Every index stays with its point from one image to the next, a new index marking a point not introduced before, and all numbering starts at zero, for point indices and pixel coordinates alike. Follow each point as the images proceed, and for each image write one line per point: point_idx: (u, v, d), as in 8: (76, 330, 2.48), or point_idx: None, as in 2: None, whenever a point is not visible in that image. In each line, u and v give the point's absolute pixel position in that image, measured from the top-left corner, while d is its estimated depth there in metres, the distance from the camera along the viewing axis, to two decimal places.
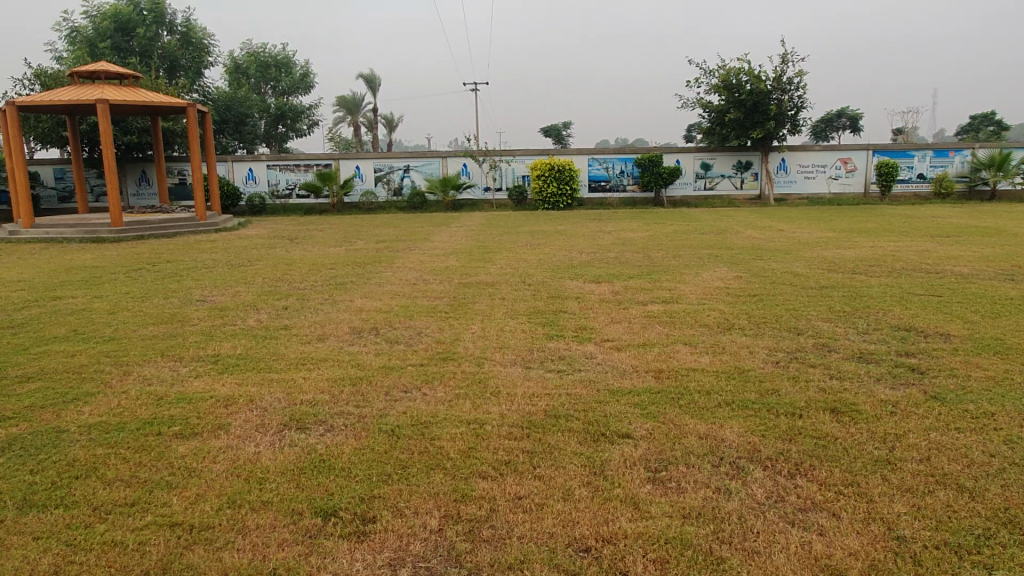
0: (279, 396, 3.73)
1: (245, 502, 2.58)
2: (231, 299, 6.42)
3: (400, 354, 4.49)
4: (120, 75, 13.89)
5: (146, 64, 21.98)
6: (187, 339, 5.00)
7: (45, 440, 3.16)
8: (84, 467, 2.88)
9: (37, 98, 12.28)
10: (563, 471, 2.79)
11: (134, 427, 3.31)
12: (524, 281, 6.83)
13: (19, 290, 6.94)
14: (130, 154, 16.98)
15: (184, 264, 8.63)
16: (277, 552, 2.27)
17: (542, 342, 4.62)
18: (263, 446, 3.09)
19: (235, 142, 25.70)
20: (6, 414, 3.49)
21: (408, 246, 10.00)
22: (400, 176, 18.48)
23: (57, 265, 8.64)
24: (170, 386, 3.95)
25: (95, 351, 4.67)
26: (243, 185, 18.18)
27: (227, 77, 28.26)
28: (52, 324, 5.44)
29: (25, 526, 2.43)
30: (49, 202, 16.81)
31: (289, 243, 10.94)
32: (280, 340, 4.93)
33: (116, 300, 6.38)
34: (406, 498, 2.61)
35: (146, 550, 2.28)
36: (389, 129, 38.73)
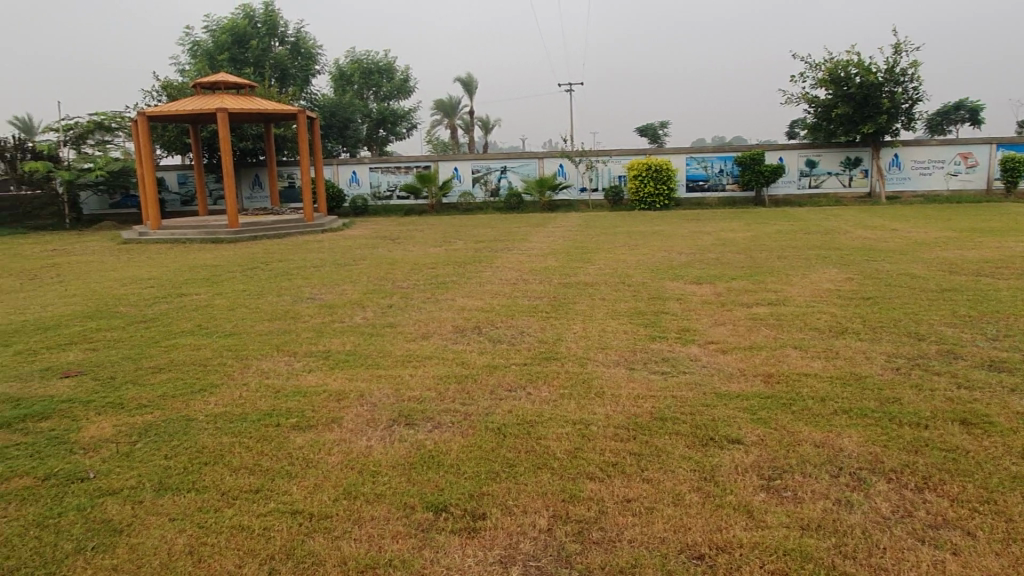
0: (387, 392, 3.85)
1: (359, 494, 2.67)
2: (339, 297, 6.67)
3: (502, 353, 4.53)
4: (236, 85, 14.70)
5: (260, 74, 23.17)
6: (301, 335, 5.23)
7: (176, 427, 3.38)
8: (211, 454, 3.06)
9: (165, 108, 13.17)
10: (673, 476, 2.74)
11: (255, 417, 3.50)
12: (624, 281, 6.76)
13: (148, 287, 7.44)
14: (245, 159, 17.93)
15: (294, 264, 9.03)
16: (391, 544, 2.33)
17: (645, 343, 4.56)
18: (374, 440, 3.20)
19: (340, 146, 26.71)
20: (143, 402, 3.76)
21: (505, 246, 10.10)
22: (497, 177, 18.67)
23: (181, 264, 9.24)
24: (286, 379, 4.15)
25: (218, 345, 4.95)
26: (347, 187, 18.84)
27: (333, 84, 29.47)
28: (178, 320, 5.80)
29: (162, 507, 2.60)
30: (173, 206, 18.00)
31: (391, 243, 11.25)
32: (387, 337, 5.08)
33: (235, 297, 6.76)
34: (514, 496, 2.63)
35: (269, 535, 2.40)
36: (485, 132, 39.35)
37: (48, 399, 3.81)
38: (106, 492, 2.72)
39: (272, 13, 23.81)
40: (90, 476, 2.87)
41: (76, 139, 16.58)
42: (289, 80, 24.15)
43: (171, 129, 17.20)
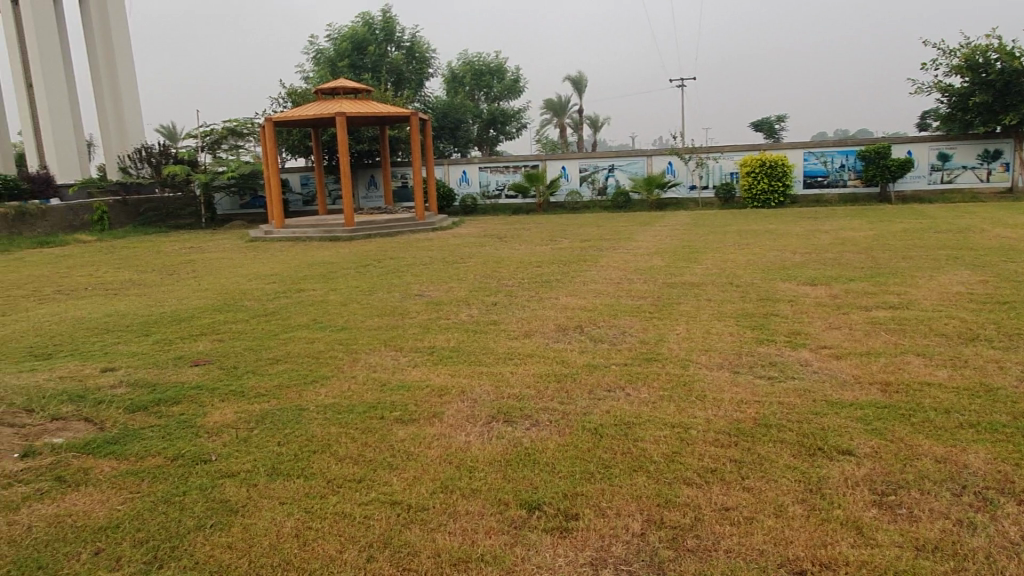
0: (488, 389, 3.91)
1: (456, 488, 2.74)
2: (445, 294, 6.83)
3: (603, 353, 4.50)
4: (354, 90, 15.35)
5: (377, 78, 24.08)
6: (408, 330, 5.40)
7: (289, 416, 3.58)
8: (320, 443, 3.22)
9: (289, 114, 13.93)
10: (776, 485, 2.63)
11: (362, 410, 3.65)
12: (732, 282, 6.54)
13: (270, 283, 7.90)
14: (362, 161, 18.70)
15: (405, 261, 9.32)
16: (484, 540, 2.37)
17: (752, 346, 4.40)
18: (473, 436, 3.26)
19: (451, 147, 27.32)
20: (262, 391, 4.01)
21: (611, 245, 10.02)
22: (604, 175, 18.50)
23: (302, 261, 9.75)
24: (393, 373, 4.30)
25: (331, 339, 5.19)
26: (457, 187, 19.24)
27: (445, 86, 30.18)
28: (296, 314, 6.13)
29: (273, 491, 2.76)
30: (296, 206, 19.01)
31: (497, 241, 11.40)
32: (490, 334, 5.16)
33: (348, 293, 7.06)
34: (608, 498, 2.61)
35: (369, 523, 2.49)
36: (594, 130, 39.15)
37: (180, 385, 4.13)
38: (225, 475, 2.92)
39: (390, 19, 24.75)
40: (212, 458, 3.08)
41: (212, 144, 17.85)
42: (404, 84, 24.92)
43: (295, 133, 18.19)
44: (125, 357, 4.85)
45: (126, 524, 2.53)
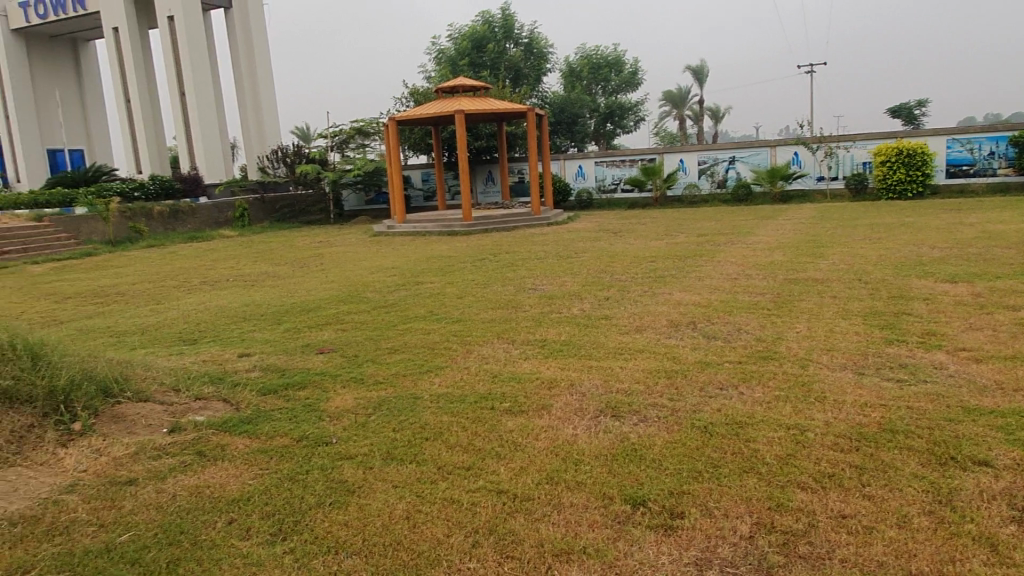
0: (596, 382, 3.91)
1: (561, 480, 2.76)
2: (558, 288, 6.87)
3: (716, 350, 4.38)
4: (473, 87, 15.64)
5: (496, 75, 24.44)
6: (520, 323, 5.48)
7: (405, 404, 3.74)
8: (432, 431, 3.34)
9: (412, 112, 14.41)
10: (900, 495, 2.48)
11: (472, 400, 3.75)
12: (861, 278, 6.18)
13: (392, 275, 8.23)
14: (480, 157, 19.06)
15: (519, 256, 9.44)
16: (587, 533, 2.38)
17: (879, 346, 4.14)
18: (580, 429, 3.27)
19: (568, 142, 27.33)
20: (380, 379, 4.20)
21: (729, 240, 9.70)
22: (725, 167, 17.89)
23: (421, 255, 10.07)
24: (504, 365, 4.38)
25: (446, 330, 5.35)
26: (573, 181, 19.22)
27: (563, 80, 30.20)
28: (413, 305, 6.37)
29: (387, 474, 2.89)
30: (417, 201, 19.65)
31: (612, 236, 11.31)
32: (601, 329, 5.15)
33: (464, 287, 7.24)
34: (716, 498, 2.54)
35: (476, 510, 2.56)
36: (715, 120, 37.98)
37: (306, 371, 4.40)
38: (344, 457, 3.08)
39: (509, 16, 25.06)
40: (333, 441, 3.27)
41: (340, 144, 18.78)
42: (523, 80, 25.10)
43: (417, 131, 18.80)
44: (258, 343, 5.22)
45: (256, 498, 2.73)
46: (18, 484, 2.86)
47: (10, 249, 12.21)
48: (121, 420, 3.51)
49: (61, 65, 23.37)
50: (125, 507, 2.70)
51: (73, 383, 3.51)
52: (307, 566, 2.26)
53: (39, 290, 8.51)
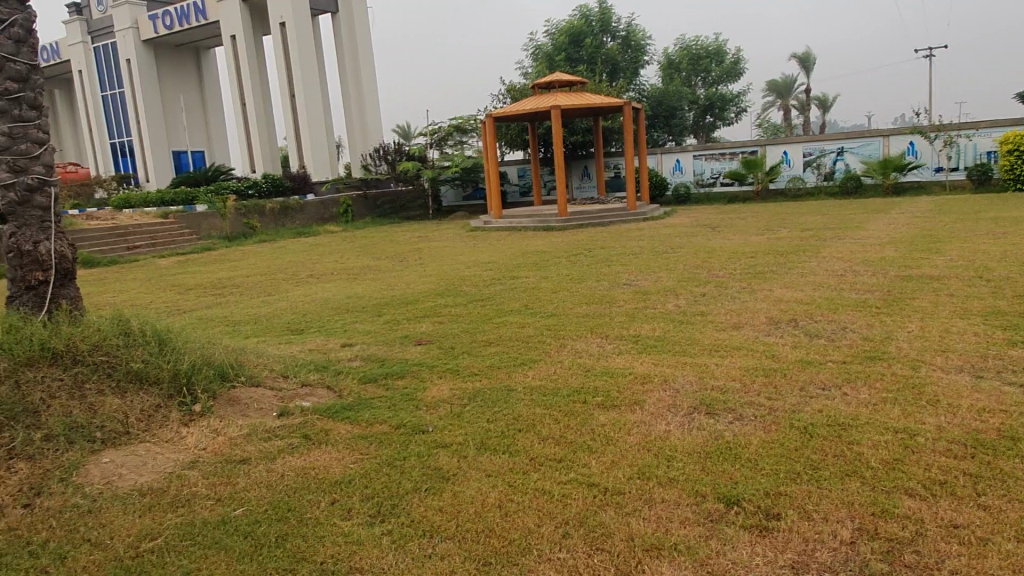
0: (691, 379, 3.85)
1: (652, 476, 2.74)
2: (653, 284, 6.79)
3: (818, 349, 4.22)
4: (569, 82, 15.60)
5: (593, 69, 24.29)
6: (614, 318, 5.46)
7: (499, 395, 3.81)
8: (524, 422, 3.39)
9: (509, 108, 14.54)
10: (1020, 507, 2.32)
11: (565, 393, 3.77)
12: (982, 276, 5.78)
13: (488, 270, 8.36)
14: (576, 152, 19.02)
15: (614, 251, 9.38)
16: (678, 529, 2.36)
17: (1001, 348, 3.87)
18: (673, 425, 3.23)
19: (666, 135, 26.86)
20: (476, 371, 4.30)
21: (836, 234, 9.27)
22: (832, 159, 17.08)
23: (517, 250, 10.17)
24: (597, 359, 4.39)
25: (540, 324, 5.40)
26: (670, 176, 18.85)
27: (661, 73, 29.66)
28: (509, 299, 6.46)
29: (481, 463, 2.97)
30: (513, 197, 19.82)
31: (710, 231, 11.04)
32: (697, 325, 5.06)
33: (559, 281, 7.27)
34: (815, 501, 2.46)
35: (567, 501, 2.59)
36: (823, 110, 36.34)
37: (405, 361, 4.56)
38: (439, 445, 3.18)
39: (606, 9, 24.84)
40: (429, 430, 3.37)
41: (439, 141, 19.18)
42: (620, 74, 24.88)
43: (514, 127, 18.95)
44: (361, 334, 5.44)
45: (356, 481, 2.86)
46: (147, 459, 3.12)
47: (140, 243, 13.20)
48: (235, 403, 3.75)
49: (184, 72, 24.99)
50: (239, 484, 2.89)
51: (195, 367, 3.79)
52: (403, 547, 2.35)
53: (165, 282, 9.17)
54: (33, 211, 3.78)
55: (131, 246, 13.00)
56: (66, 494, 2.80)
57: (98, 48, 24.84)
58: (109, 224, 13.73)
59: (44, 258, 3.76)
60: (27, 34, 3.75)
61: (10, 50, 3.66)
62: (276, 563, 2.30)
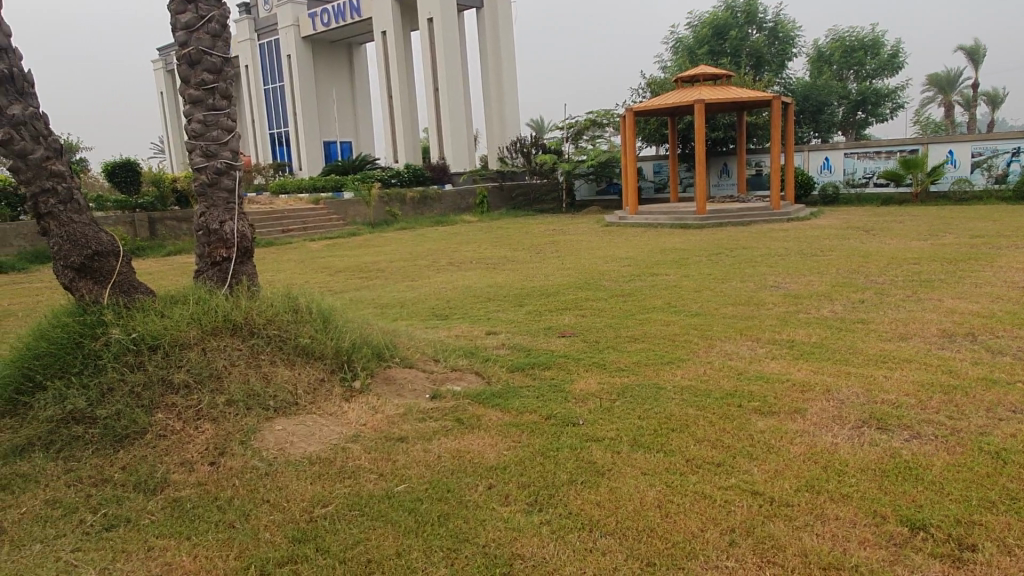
0: (857, 391, 3.60)
1: (823, 490, 2.58)
2: (804, 287, 6.44)
3: (1004, 367, 3.84)
4: (715, 76, 15.08)
5: (737, 63, 23.39)
6: (764, 321, 5.21)
7: (647, 392, 3.73)
8: (677, 422, 3.30)
9: (650, 103, 14.27)
10: None
11: (718, 395, 3.64)
12: None
13: (626, 266, 8.24)
14: (716, 148, 18.42)
15: (759, 251, 8.97)
16: (858, 550, 2.21)
17: None
18: (841, 438, 3.04)
19: (812, 132, 25.49)
20: (622, 366, 4.24)
21: (1014, 243, 8.40)
22: (1006, 160, 15.58)
23: (654, 247, 9.96)
24: (749, 363, 4.21)
25: (686, 323, 5.25)
26: (817, 175, 17.83)
27: (810, 66, 28.09)
28: (651, 296, 6.32)
29: (635, 461, 2.91)
30: (648, 193, 19.49)
31: (864, 233, 10.34)
32: (857, 333, 4.74)
33: (701, 280, 7.04)
34: (1019, 536, 2.22)
35: (731, 509, 2.49)
36: (993, 107, 33.17)
37: (551, 352, 4.57)
38: (591, 439, 3.16)
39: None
40: (580, 423, 3.35)
41: (575, 135, 19.14)
42: (764, 66, 23.83)
43: (653, 122, 18.63)
44: (504, 323, 5.51)
45: (512, 468, 2.89)
46: (314, 429, 3.30)
47: (293, 227, 14.07)
48: (392, 382, 3.90)
49: (337, 66, 26.37)
50: (399, 461, 3.00)
51: (355, 346, 4.00)
52: (564, 538, 2.35)
53: (316, 264, 9.68)
54: (221, 192, 4.08)
55: (286, 229, 13.88)
56: (245, 456, 3.01)
57: (263, 44, 26.68)
58: (267, 209, 14.72)
59: (228, 236, 4.07)
60: (222, 29, 4.06)
61: (208, 44, 3.98)
62: (441, 542, 2.36)
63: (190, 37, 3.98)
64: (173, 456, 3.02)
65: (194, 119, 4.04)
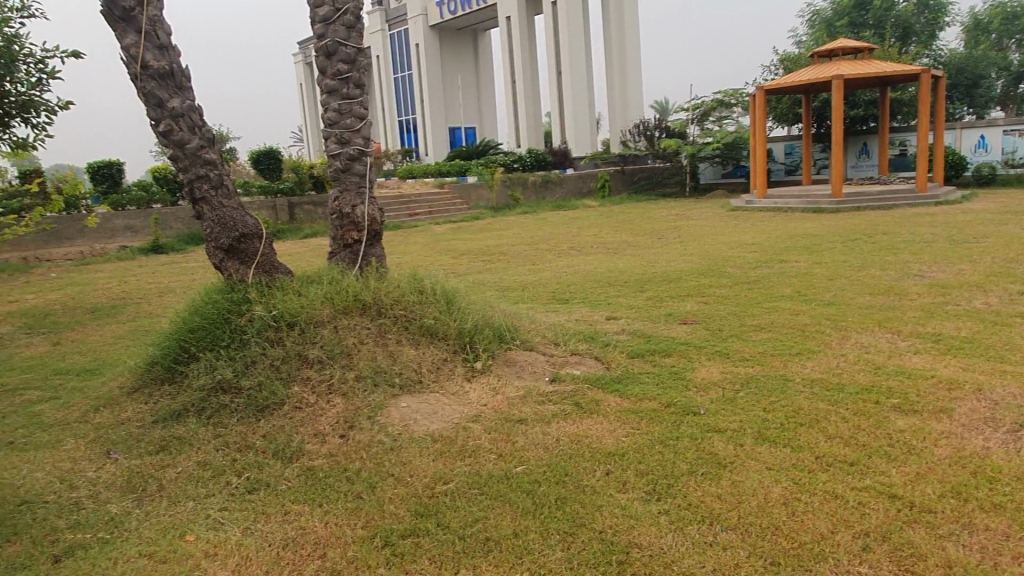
0: (1014, 392, 3.29)
1: (971, 497, 2.39)
2: (953, 277, 5.93)
3: None
4: (855, 50, 14.10)
5: (881, 35, 21.77)
6: (906, 313, 4.85)
7: (775, 384, 3.57)
8: (807, 417, 3.14)
9: (782, 81, 13.55)
10: None
11: (853, 390, 3.43)
12: None
13: (753, 252, 7.90)
14: (855, 127, 17.29)
15: (901, 237, 8.35)
16: (1011, 566, 2.03)
17: None
18: (994, 443, 2.79)
19: (965, 108, 23.36)
20: (746, 356, 4.08)
21: None
22: None
23: (784, 232, 9.50)
24: (889, 357, 3.93)
25: (818, 313, 4.98)
26: (971, 155, 16.33)
27: (964, 36, 25.63)
28: (780, 284, 6.04)
29: (759, 455, 2.80)
30: (778, 175, 18.59)
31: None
32: (1015, 329, 4.31)
33: (835, 268, 6.65)
34: None
35: (865, 511, 2.35)
36: None
37: (672, 339, 4.47)
38: (713, 430, 3.07)
39: None
40: (701, 412, 3.26)
41: (701, 116, 18.44)
42: (912, 38, 22.05)
43: (785, 101, 17.72)
44: (625, 308, 5.45)
45: (630, 455, 2.86)
46: (437, 407, 3.41)
47: (420, 211, 14.53)
48: (511, 364, 3.96)
49: (462, 53, 26.88)
50: (518, 442, 3.04)
51: (477, 328, 4.08)
52: (683, 530, 2.30)
53: (440, 247, 9.95)
54: (353, 177, 4.27)
55: (413, 213, 14.36)
56: (373, 431, 3.16)
57: (393, 34, 27.66)
58: (395, 194, 15.27)
59: (359, 219, 4.26)
60: (357, 21, 4.23)
61: (343, 36, 4.15)
62: (557, 525, 2.37)
63: (327, 29, 4.18)
64: (308, 427, 3.21)
65: (330, 108, 4.24)
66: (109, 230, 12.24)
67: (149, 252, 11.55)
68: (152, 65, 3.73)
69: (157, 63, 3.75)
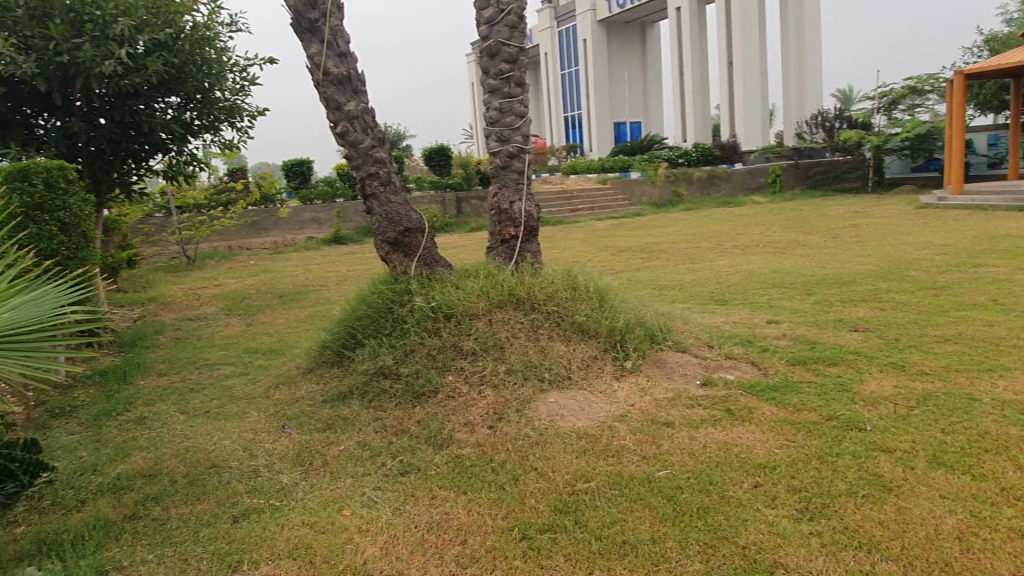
0: None
1: None
2: None
3: None
4: None
5: None
6: None
7: (957, 403, 3.23)
8: (994, 442, 2.81)
9: (987, 64, 12.15)
10: None
11: None
12: None
13: (943, 254, 7.15)
14: None
15: None
16: None
17: None
18: None
19: None
20: (924, 370, 3.72)
21: None
22: None
23: (982, 233, 8.52)
24: None
25: (1016, 325, 4.43)
26: None
27: None
28: (972, 291, 5.43)
29: (933, 480, 2.55)
30: (978, 169, 16.70)
31: None
32: None
33: None
34: None
35: None
36: None
37: (839, 347, 4.17)
38: (879, 448, 2.83)
39: None
40: (867, 428, 3.02)
41: (889, 105, 17.07)
42: None
43: (989, 86, 15.88)
44: (789, 312, 5.15)
45: (783, 468, 2.71)
46: (584, 405, 3.41)
47: (581, 206, 14.59)
48: (662, 365, 3.88)
49: (630, 47, 26.57)
50: (663, 446, 2.97)
51: (628, 326, 4.04)
52: (836, 555, 2.15)
53: (600, 243, 9.92)
54: (511, 174, 4.37)
55: (574, 208, 14.43)
56: (520, 424, 3.22)
57: (561, 31, 27.92)
58: (557, 189, 15.43)
59: (516, 215, 4.35)
60: (520, 20, 4.31)
61: (506, 36, 4.25)
62: (698, 535, 2.30)
63: (491, 30, 4.29)
64: (458, 416, 3.34)
65: (492, 107, 4.36)
66: (299, 222, 13.36)
67: (331, 243, 12.52)
68: (332, 72, 4.04)
69: (336, 69, 4.05)
